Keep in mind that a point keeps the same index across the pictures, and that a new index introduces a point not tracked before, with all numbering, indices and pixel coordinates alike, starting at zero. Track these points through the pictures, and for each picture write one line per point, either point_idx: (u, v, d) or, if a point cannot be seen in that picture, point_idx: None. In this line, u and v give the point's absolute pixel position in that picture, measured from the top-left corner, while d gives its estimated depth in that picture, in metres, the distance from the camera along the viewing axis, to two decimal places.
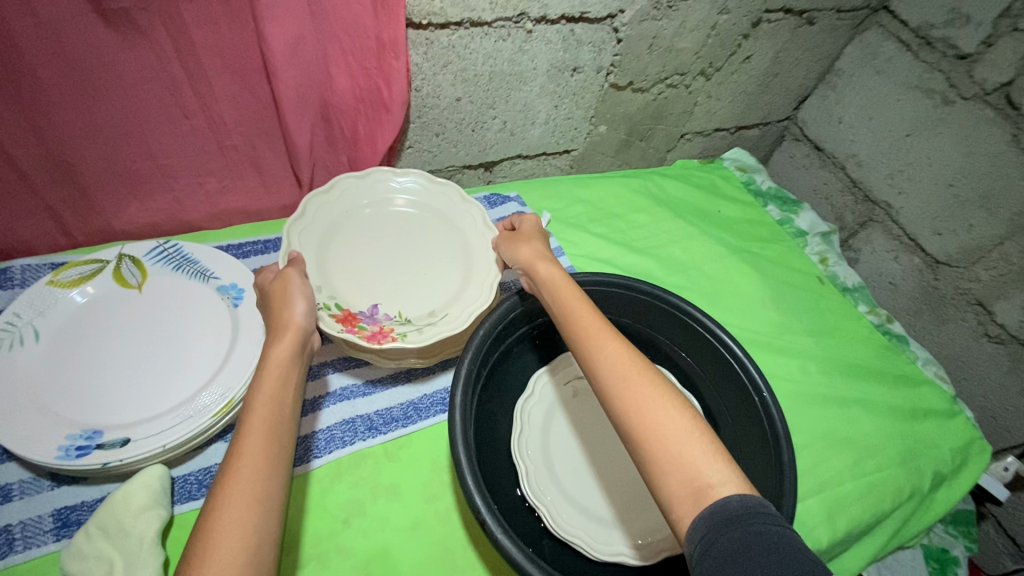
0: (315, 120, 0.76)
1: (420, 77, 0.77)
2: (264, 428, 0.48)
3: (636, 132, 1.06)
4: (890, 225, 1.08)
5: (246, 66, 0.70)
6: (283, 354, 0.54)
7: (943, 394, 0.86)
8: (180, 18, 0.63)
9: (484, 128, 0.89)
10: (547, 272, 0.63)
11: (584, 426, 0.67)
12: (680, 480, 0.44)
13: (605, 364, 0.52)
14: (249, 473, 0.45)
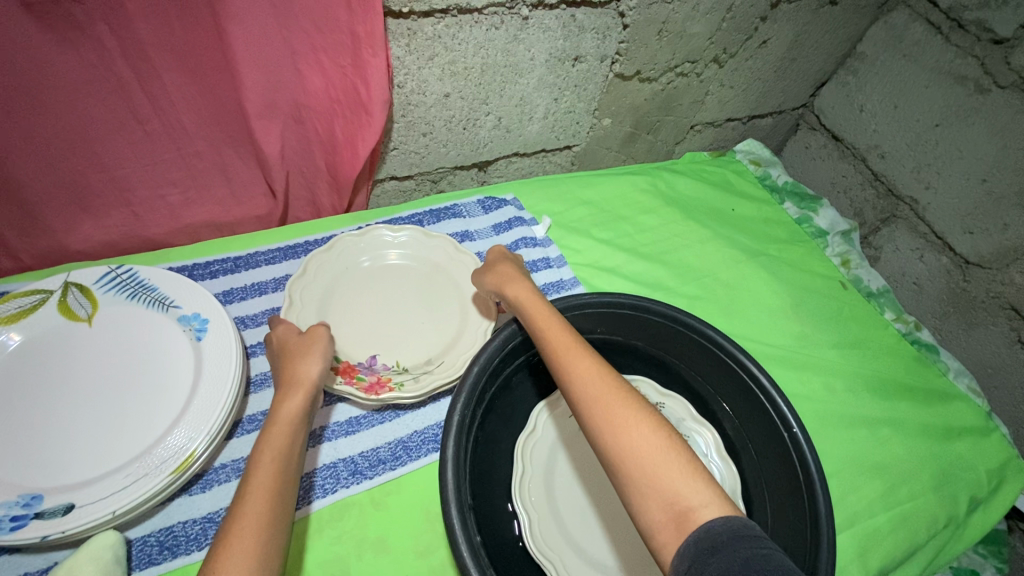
0: (286, 123, 0.68)
1: (402, 71, 0.68)
2: (269, 496, 0.45)
3: (642, 124, 0.98)
4: (916, 221, 1.00)
5: (203, 63, 0.61)
6: (294, 414, 0.51)
7: (978, 409, 0.80)
8: (120, 12, 0.54)
9: (476, 126, 0.81)
10: (519, 290, 0.61)
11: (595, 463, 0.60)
12: (659, 504, 0.41)
13: (580, 383, 0.50)
14: (243, 548, 0.42)
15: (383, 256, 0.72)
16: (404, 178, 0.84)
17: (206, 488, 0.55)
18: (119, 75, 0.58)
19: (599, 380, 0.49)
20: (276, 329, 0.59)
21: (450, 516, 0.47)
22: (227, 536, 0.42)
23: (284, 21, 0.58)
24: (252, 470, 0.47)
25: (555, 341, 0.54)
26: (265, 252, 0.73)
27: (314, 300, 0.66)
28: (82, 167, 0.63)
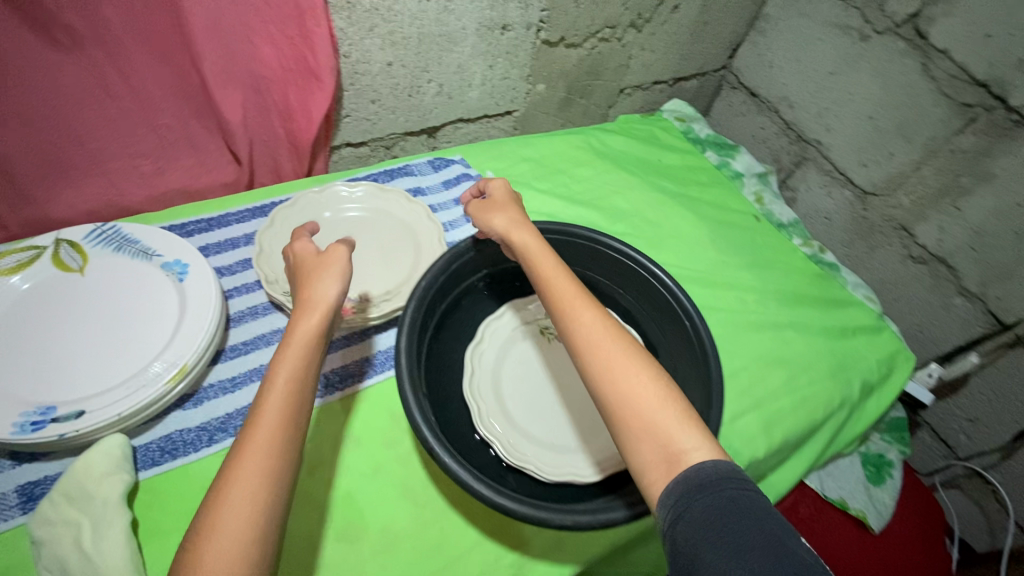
0: (246, 94, 0.77)
1: (346, 42, 0.78)
2: (283, 410, 0.49)
3: (575, 89, 1.09)
4: (823, 161, 1.13)
5: (165, 41, 0.70)
6: (307, 334, 0.53)
7: (870, 312, 0.94)
8: None
9: (420, 93, 0.91)
10: (522, 238, 0.64)
11: (534, 364, 0.71)
12: (653, 447, 0.48)
13: (585, 333, 0.55)
14: (260, 454, 0.47)
15: (342, 211, 0.80)
16: (358, 144, 0.94)
17: (199, 403, 0.64)
18: (93, 56, 0.67)
19: (603, 334, 0.55)
20: (294, 247, 0.62)
21: (405, 393, 0.57)
22: (245, 446, 0.47)
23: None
24: (268, 389, 0.50)
25: (562, 292, 0.58)
26: (236, 214, 0.81)
27: (285, 247, 0.75)
28: (65, 142, 0.71)
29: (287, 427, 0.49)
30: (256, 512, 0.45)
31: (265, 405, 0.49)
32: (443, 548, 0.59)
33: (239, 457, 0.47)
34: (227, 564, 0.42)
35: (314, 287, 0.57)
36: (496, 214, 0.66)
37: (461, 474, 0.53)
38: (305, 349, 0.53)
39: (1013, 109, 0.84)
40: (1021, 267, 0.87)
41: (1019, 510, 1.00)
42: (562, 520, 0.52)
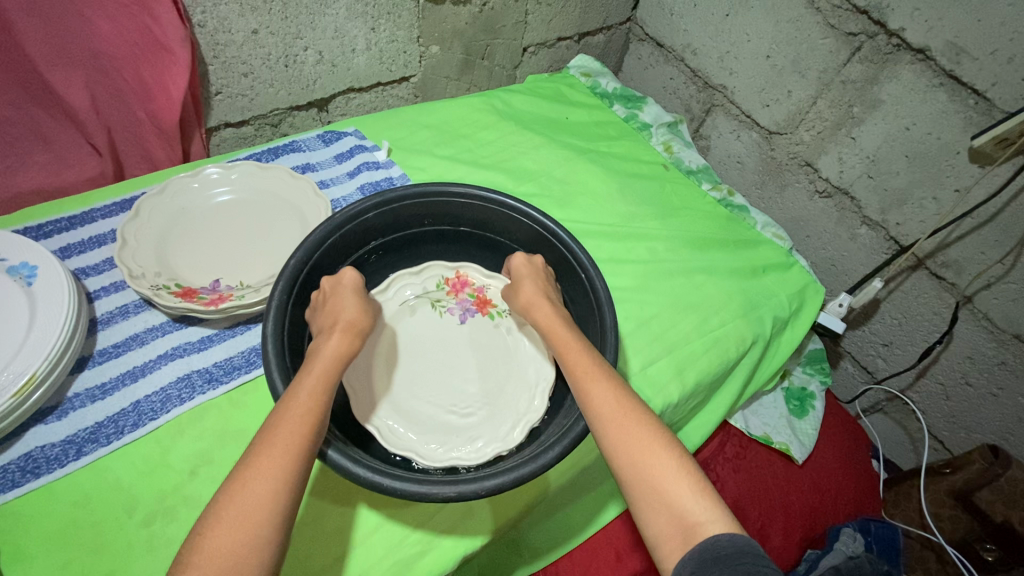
0: (92, 75, 0.69)
1: (198, 9, 0.72)
2: (308, 421, 0.47)
3: (473, 49, 1.04)
4: (729, 106, 1.13)
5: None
6: (339, 354, 0.54)
7: (780, 250, 0.96)
8: None
9: (298, 62, 0.85)
10: (541, 310, 0.62)
11: (426, 341, 0.68)
12: (669, 517, 0.47)
13: (597, 402, 0.53)
14: (284, 449, 0.45)
15: (219, 195, 0.75)
16: (239, 124, 0.88)
17: (64, 414, 0.59)
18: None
19: (616, 404, 0.52)
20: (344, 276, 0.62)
21: (276, 379, 0.53)
22: (263, 450, 0.45)
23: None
24: (291, 399, 0.49)
25: (576, 360, 0.56)
26: (101, 208, 0.73)
27: (155, 236, 0.69)
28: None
29: (313, 425, 0.47)
30: (275, 498, 0.43)
31: (286, 416, 0.47)
32: (344, 534, 0.55)
33: (251, 467, 0.44)
34: (243, 550, 0.41)
35: (351, 320, 0.58)
36: (520, 287, 0.66)
37: (340, 459, 0.50)
38: (333, 366, 0.52)
39: (893, 32, 0.85)
40: (915, 190, 0.89)
41: (933, 425, 1.05)
42: (442, 491, 0.49)
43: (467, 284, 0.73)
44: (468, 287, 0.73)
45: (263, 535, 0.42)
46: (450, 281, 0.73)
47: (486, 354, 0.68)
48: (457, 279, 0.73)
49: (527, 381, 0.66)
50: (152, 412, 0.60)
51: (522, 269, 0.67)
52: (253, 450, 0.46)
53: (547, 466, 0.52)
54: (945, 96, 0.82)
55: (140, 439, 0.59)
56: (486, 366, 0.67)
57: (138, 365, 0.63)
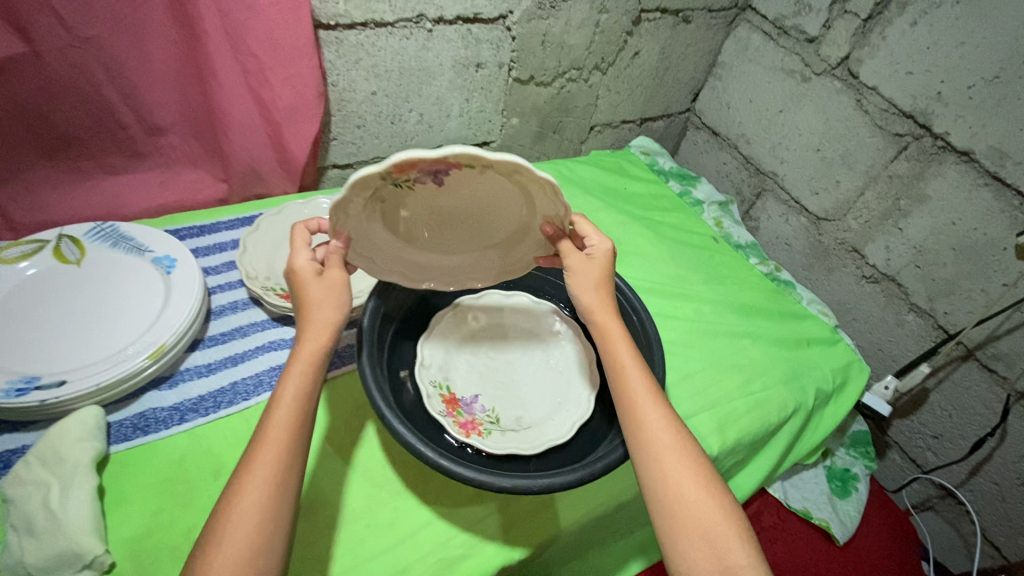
0: (244, 131, 0.84)
1: (335, 72, 0.88)
2: (291, 423, 0.52)
3: (547, 123, 1.18)
4: (779, 191, 1.21)
5: (173, 77, 0.78)
6: (315, 356, 0.56)
7: (825, 326, 0.99)
8: (106, 45, 0.70)
9: (402, 121, 1.01)
10: (608, 325, 0.63)
11: (494, 328, 0.78)
12: (705, 554, 0.52)
13: (651, 430, 0.57)
14: (270, 458, 0.50)
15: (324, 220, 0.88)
16: (344, 166, 1.03)
17: (175, 384, 0.68)
18: (106, 94, 0.75)
19: (669, 434, 0.57)
20: (296, 263, 0.59)
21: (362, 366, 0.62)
22: (254, 457, 0.51)
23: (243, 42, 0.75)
24: (276, 406, 0.53)
25: (636, 386, 0.59)
26: (227, 222, 0.87)
27: (269, 245, 0.82)
28: (61, 155, 0.78)
29: (296, 436, 0.52)
30: (268, 501, 0.49)
31: (272, 420, 0.52)
32: (397, 525, 0.61)
33: (249, 465, 0.50)
34: (241, 543, 0.47)
35: (322, 315, 0.57)
36: (586, 290, 0.64)
37: (408, 436, 0.57)
38: (309, 362, 0.56)
39: (938, 136, 0.92)
40: (961, 281, 0.92)
41: (988, 529, 1.00)
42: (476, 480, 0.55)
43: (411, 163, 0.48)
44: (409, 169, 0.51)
45: (262, 532, 0.48)
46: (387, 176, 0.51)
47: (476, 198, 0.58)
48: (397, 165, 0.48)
49: (548, 427, 0.67)
50: (246, 393, 0.69)
51: (595, 258, 0.64)
52: (250, 452, 0.51)
53: (594, 474, 0.57)
54: (990, 196, 0.87)
55: (231, 415, 0.67)
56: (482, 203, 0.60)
57: (240, 352, 0.72)
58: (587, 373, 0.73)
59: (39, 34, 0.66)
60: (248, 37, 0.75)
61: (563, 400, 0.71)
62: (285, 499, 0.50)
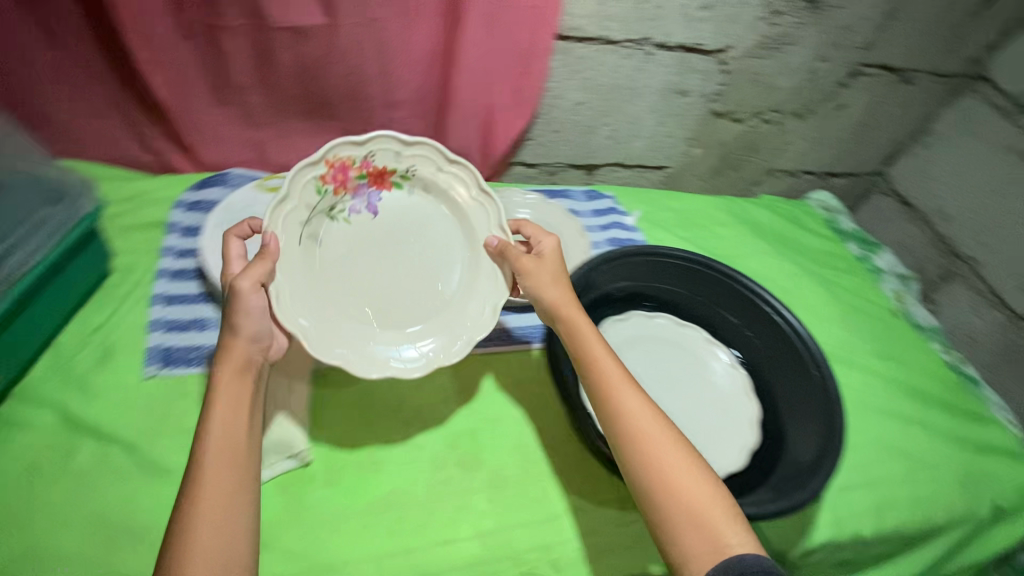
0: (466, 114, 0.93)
1: (554, 78, 0.93)
2: (223, 449, 0.53)
3: (728, 160, 1.17)
4: (975, 281, 1.13)
5: (419, 61, 0.88)
6: (225, 379, 0.56)
7: (1011, 436, 0.89)
8: (382, 27, 0.82)
9: (593, 133, 1.04)
10: (576, 317, 0.64)
11: (660, 344, 0.77)
12: (699, 537, 0.51)
13: (637, 417, 0.57)
14: (219, 488, 0.51)
15: (511, 208, 0.92)
16: (530, 165, 1.09)
17: None
18: (367, 67, 0.87)
19: (648, 418, 0.57)
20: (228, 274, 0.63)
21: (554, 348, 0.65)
22: (200, 486, 0.51)
23: (488, 41, 0.84)
24: (206, 433, 0.53)
25: (605, 372, 0.60)
26: None
27: None
28: (318, 110, 0.93)
29: (236, 469, 0.53)
30: (224, 529, 0.50)
31: (206, 447, 0.53)
32: (541, 505, 0.64)
33: (200, 490, 0.50)
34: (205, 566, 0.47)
35: (234, 360, 0.57)
36: (544, 285, 0.65)
37: None
38: (237, 392, 0.56)
39: None
40: None
41: None
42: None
43: (346, 166, 0.67)
44: (353, 166, 0.67)
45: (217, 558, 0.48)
46: (326, 176, 0.66)
47: (392, 238, 0.70)
48: (337, 167, 0.66)
49: (699, 462, 0.67)
50: None
51: (546, 257, 0.66)
52: (191, 484, 0.51)
53: (762, 516, 0.57)
54: None
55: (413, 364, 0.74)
56: (384, 234, 0.70)
57: None
58: (748, 428, 0.71)
59: (343, 13, 0.80)
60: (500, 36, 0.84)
61: (719, 441, 0.69)
62: (244, 494, 0.52)
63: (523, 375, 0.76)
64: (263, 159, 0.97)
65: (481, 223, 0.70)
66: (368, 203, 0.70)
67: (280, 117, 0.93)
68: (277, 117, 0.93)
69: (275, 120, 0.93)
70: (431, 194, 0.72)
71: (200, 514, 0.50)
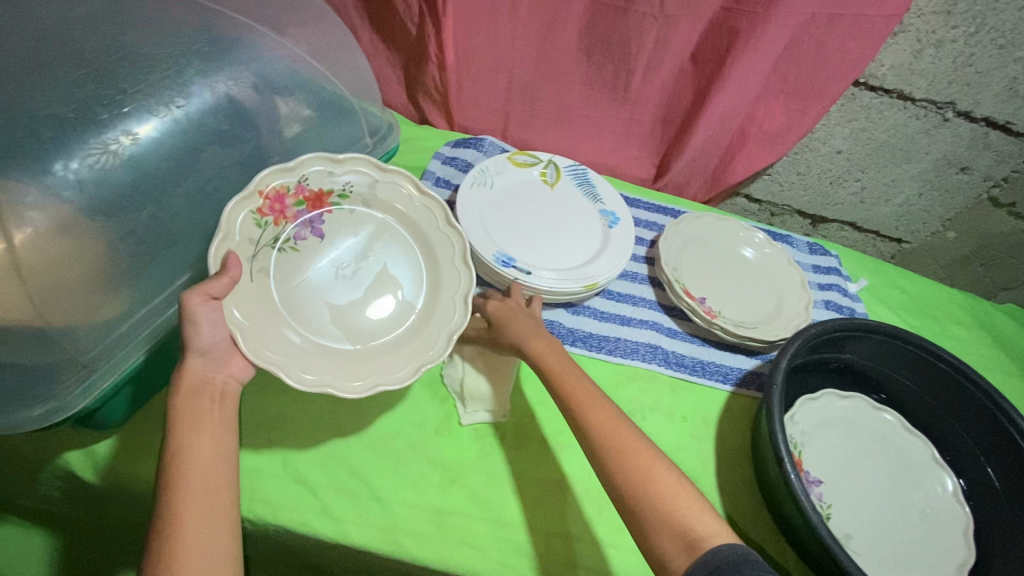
0: (717, 134, 0.89)
1: (823, 122, 0.88)
2: (204, 481, 0.45)
3: (982, 254, 1.02)
4: None
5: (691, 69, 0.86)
6: (190, 408, 0.47)
7: None
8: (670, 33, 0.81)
9: (841, 185, 0.98)
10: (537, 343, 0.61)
11: (872, 438, 0.71)
12: (676, 537, 0.47)
13: (598, 427, 0.54)
14: (196, 522, 0.43)
15: (733, 243, 0.90)
16: (753, 200, 1.04)
17: (575, 313, 0.79)
18: (636, 69, 0.86)
19: (615, 428, 0.54)
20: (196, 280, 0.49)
21: (775, 399, 0.61)
22: (180, 527, 0.42)
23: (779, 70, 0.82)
24: (173, 474, 0.44)
25: (577, 391, 0.57)
26: (645, 204, 0.95)
27: (681, 241, 0.88)
28: (566, 100, 0.94)
29: (211, 502, 0.44)
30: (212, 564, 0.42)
31: (181, 489, 0.44)
32: None
33: (179, 536, 0.42)
34: None
35: (186, 382, 0.48)
36: (515, 322, 0.64)
37: (800, 491, 0.56)
38: (201, 410, 0.48)
39: None
40: None
41: None
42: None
43: (284, 194, 0.56)
44: (287, 194, 0.56)
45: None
46: (262, 207, 0.55)
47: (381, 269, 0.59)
48: (275, 193, 0.56)
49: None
50: (622, 352, 0.77)
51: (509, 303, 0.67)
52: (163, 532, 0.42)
53: None
54: None
55: (607, 364, 0.76)
56: (376, 265, 0.59)
57: (628, 317, 0.81)
58: (952, 569, 0.63)
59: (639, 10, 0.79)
60: (793, 62, 0.80)
61: (912, 563, 0.63)
62: (223, 495, 0.45)
63: (710, 412, 0.75)
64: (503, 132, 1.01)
65: (432, 229, 0.61)
66: (312, 225, 0.58)
67: (528, 99, 0.95)
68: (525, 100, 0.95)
69: (522, 100, 0.96)
70: (373, 210, 0.61)
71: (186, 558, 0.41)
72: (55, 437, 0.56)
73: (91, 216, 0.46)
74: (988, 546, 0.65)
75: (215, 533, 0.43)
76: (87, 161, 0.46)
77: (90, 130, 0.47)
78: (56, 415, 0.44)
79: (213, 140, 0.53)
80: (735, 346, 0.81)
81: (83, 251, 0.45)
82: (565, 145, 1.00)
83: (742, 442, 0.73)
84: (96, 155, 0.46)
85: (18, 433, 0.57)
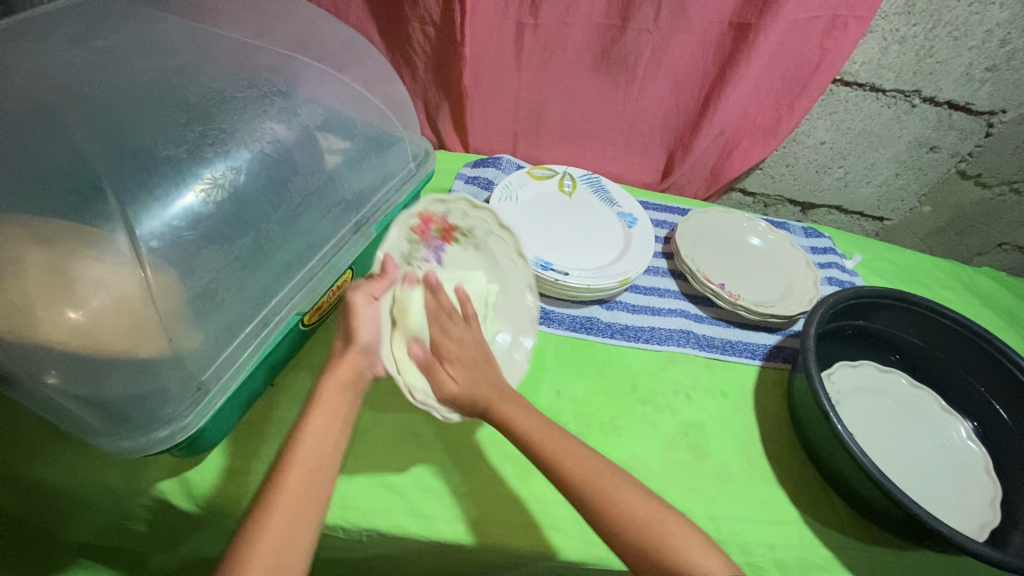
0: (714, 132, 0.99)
1: (808, 118, 0.98)
2: (311, 473, 0.49)
3: (956, 223, 1.13)
4: None
5: (685, 80, 0.94)
6: (338, 400, 0.54)
7: None
8: (664, 52, 0.89)
9: (826, 173, 1.07)
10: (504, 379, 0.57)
11: (903, 402, 0.77)
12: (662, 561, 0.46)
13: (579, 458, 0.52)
14: (286, 508, 0.47)
15: (741, 234, 0.98)
16: (748, 194, 1.13)
17: (610, 308, 0.85)
18: (636, 83, 0.94)
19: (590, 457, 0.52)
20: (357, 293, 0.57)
21: (810, 354, 0.68)
22: (272, 506, 0.47)
23: (766, 74, 0.91)
24: (294, 454, 0.50)
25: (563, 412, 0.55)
26: (653, 205, 1.03)
27: (695, 234, 0.95)
28: (572, 115, 1.01)
29: (308, 492, 0.48)
30: (287, 550, 0.45)
31: (292, 468, 0.49)
32: (767, 507, 0.68)
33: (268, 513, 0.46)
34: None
35: (342, 375, 0.55)
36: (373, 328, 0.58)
37: (843, 431, 0.63)
38: (332, 420, 0.53)
39: None
40: None
41: None
42: (941, 526, 0.57)
43: (431, 223, 0.66)
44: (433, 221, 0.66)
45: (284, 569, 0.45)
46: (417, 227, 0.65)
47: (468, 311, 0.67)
48: (425, 220, 0.66)
49: None
50: (659, 339, 0.83)
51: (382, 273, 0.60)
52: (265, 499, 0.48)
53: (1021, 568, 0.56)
54: None
55: (646, 351, 0.82)
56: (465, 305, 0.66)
57: (658, 308, 0.87)
58: (974, 527, 0.66)
59: (636, 33, 0.87)
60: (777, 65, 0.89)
61: (945, 507, 0.68)
62: (316, 495, 0.49)
63: (746, 386, 0.81)
64: (514, 151, 1.08)
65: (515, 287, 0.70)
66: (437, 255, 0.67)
67: (537, 119, 1.02)
68: (534, 120, 1.02)
69: (531, 121, 1.02)
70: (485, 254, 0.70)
71: (267, 535, 0.45)
72: (148, 467, 0.57)
73: (205, 245, 0.50)
74: (1009, 479, 0.71)
75: (295, 522, 0.47)
76: (198, 197, 0.51)
77: (196, 168, 0.51)
78: (180, 434, 0.47)
79: (297, 172, 0.58)
80: (756, 324, 0.88)
81: (198, 278, 0.49)
82: (574, 156, 1.07)
83: (779, 410, 0.79)
84: (206, 188, 0.51)
85: (105, 471, 0.57)
